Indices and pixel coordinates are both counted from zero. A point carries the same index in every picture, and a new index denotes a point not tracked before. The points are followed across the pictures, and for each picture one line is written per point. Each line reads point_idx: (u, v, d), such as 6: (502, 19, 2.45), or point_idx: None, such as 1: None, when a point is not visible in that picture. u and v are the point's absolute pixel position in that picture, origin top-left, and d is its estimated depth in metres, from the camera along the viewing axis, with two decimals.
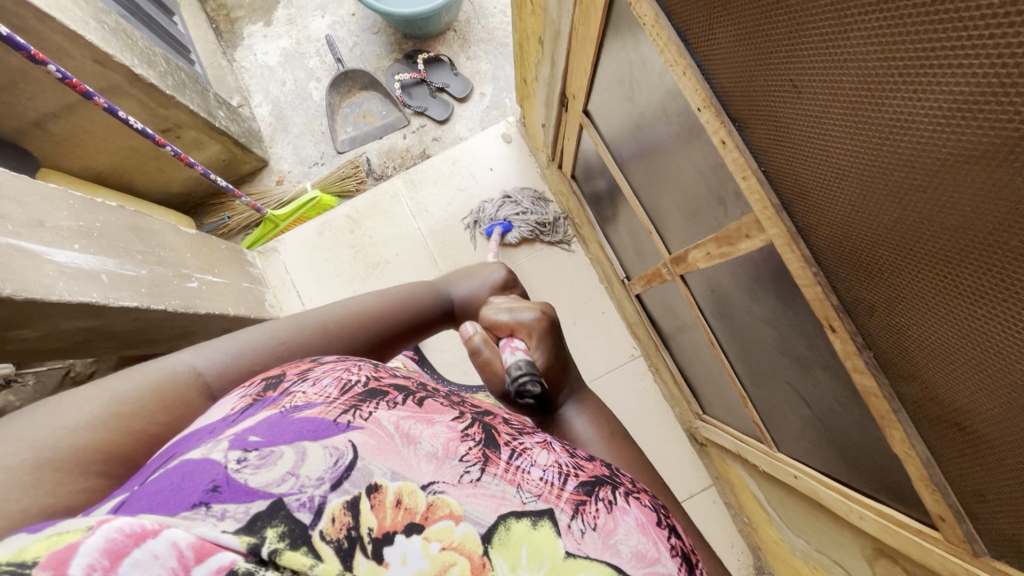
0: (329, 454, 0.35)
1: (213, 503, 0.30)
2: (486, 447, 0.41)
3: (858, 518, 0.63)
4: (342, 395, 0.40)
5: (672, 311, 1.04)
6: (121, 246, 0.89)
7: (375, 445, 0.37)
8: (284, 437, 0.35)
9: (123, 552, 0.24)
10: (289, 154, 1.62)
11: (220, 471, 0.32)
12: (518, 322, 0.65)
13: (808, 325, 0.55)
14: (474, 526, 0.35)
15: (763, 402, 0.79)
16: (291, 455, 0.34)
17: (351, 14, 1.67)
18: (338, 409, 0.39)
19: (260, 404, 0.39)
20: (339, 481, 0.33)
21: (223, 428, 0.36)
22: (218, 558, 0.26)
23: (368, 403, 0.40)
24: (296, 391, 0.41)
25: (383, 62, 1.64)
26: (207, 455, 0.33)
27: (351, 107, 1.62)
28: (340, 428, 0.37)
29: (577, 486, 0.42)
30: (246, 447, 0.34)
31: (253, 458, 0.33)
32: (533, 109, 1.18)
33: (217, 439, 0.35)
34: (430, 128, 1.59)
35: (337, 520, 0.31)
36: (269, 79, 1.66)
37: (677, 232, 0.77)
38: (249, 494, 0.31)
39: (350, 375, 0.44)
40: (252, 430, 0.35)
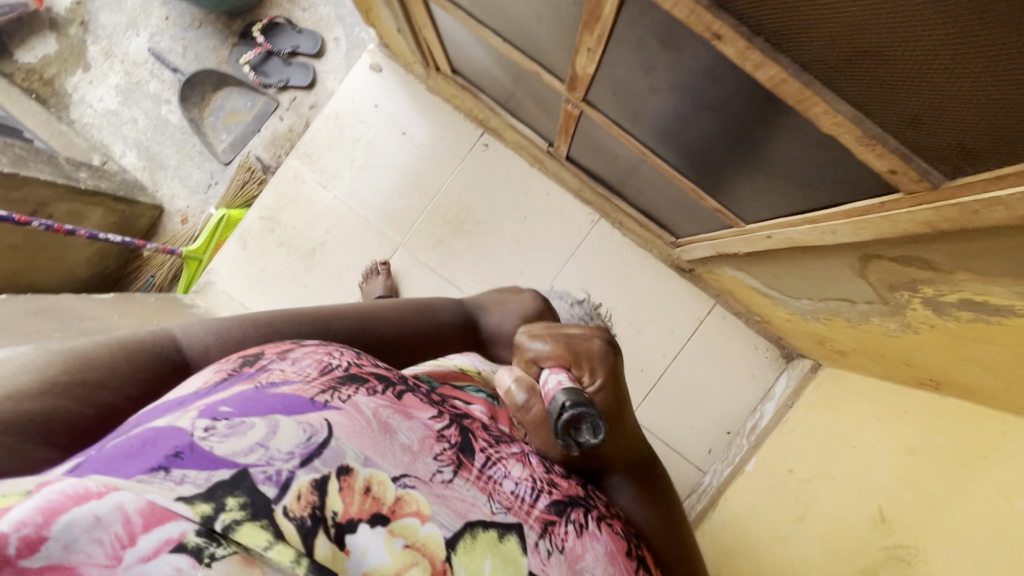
0: (301, 430, 0.34)
1: (172, 468, 0.29)
2: (462, 451, 0.42)
3: (833, 233, 0.62)
4: (319, 375, 0.39)
5: (603, 151, 1.00)
6: (32, 330, 0.83)
7: (350, 427, 0.36)
8: (257, 411, 0.34)
9: (60, 510, 0.24)
10: (180, 188, 1.51)
11: (184, 438, 0.31)
12: (568, 338, 0.54)
13: (703, 59, 0.51)
14: (440, 529, 0.36)
15: (711, 182, 0.76)
16: (262, 427, 0.33)
17: (165, 19, 1.52)
18: (316, 388, 0.38)
19: (234, 380, 0.37)
20: (309, 457, 0.33)
21: (193, 400, 0.35)
22: (167, 529, 0.26)
23: (346, 387, 0.39)
24: (272, 368, 0.39)
25: (223, 53, 1.50)
26: (172, 423, 0.32)
27: (215, 113, 1.50)
28: (315, 406, 0.36)
29: (547, 504, 0.43)
30: (214, 416, 0.33)
31: (220, 426, 0.32)
32: (380, 18, 1.09)
33: (185, 408, 0.34)
34: (301, 98, 1.48)
35: (302, 497, 0.31)
36: (120, 124, 1.52)
37: (559, 54, 0.72)
38: (213, 464, 0.30)
39: (330, 358, 0.42)
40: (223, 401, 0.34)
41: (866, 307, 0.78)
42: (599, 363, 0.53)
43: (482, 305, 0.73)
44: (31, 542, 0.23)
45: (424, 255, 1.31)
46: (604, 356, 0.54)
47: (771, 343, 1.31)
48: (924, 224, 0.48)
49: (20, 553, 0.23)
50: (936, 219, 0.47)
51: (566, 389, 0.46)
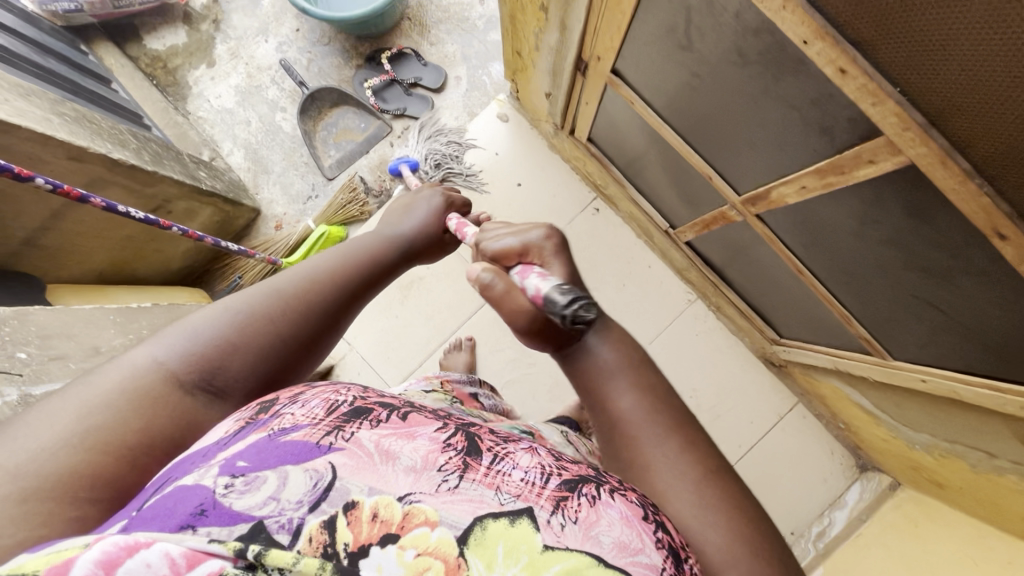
0: (308, 477, 0.36)
1: (199, 526, 0.32)
2: (468, 455, 0.39)
3: (1020, 407, 0.63)
4: (327, 415, 0.40)
5: (737, 250, 1.01)
6: None
7: (353, 465, 0.37)
8: (268, 464, 0.36)
9: (116, 563, 0.26)
10: (280, 194, 1.53)
11: (208, 495, 0.34)
12: (527, 241, 0.59)
13: (954, 238, 0.52)
14: (450, 530, 0.34)
15: (871, 315, 0.77)
16: (273, 480, 0.35)
17: (296, 30, 1.55)
18: (322, 431, 0.39)
19: (248, 430, 0.39)
20: (317, 502, 0.34)
21: (215, 451, 0.38)
22: (208, 566, 0.28)
23: (351, 423, 0.40)
24: (285, 413, 0.40)
25: (346, 72, 1.53)
26: (198, 480, 0.35)
27: (327, 128, 1.53)
28: (320, 450, 0.37)
29: (560, 483, 0.38)
30: (233, 472, 0.35)
31: (238, 482, 0.35)
32: (532, 80, 1.12)
33: (208, 463, 0.36)
34: (415, 128, 1.51)
35: (314, 540, 0.33)
36: (233, 124, 1.55)
37: (750, 173, 0.74)
38: (232, 519, 0.33)
39: (337, 395, 0.42)
40: (241, 455, 0.36)
41: (1006, 463, 0.78)
42: (548, 247, 0.59)
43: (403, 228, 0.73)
44: None
45: None
46: (549, 239, 0.59)
47: (846, 449, 1.31)
48: None
49: None
50: None
51: (554, 287, 0.53)
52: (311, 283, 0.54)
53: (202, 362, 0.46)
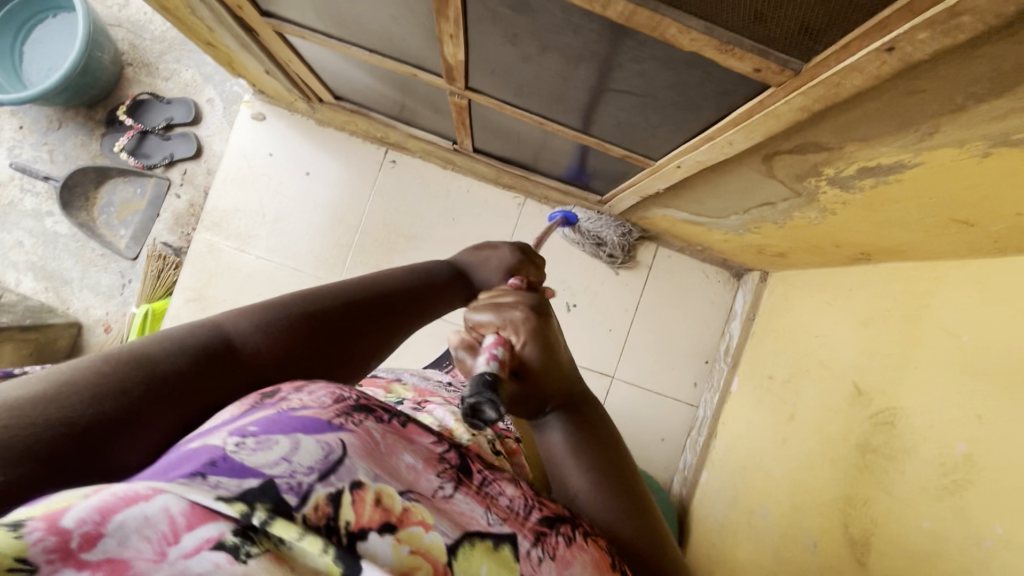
0: (319, 447, 0.30)
1: (208, 475, 0.25)
2: (461, 472, 0.37)
3: (730, 143, 0.64)
4: (334, 401, 0.35)
5: (502, 132, 1.00)
6: None
7: (361, 444, 0.32)
8: (278, 427, 0.30)
9: (114, 509, 0.22)
10: (92, 297, 1.41)
11: (215, 451, 0.27)
12: (497, 319, 0.55)
13: (554, 12, 0.51)
14: (441, 536, 0.31)
15: (607, 130, 0.78)
16: (283, 443, 0.29)
17: (19, 128, 1.42)
18: (333, 410, 0.33)
19: (255, 407, 0.32)
20: (325, 473, 0.28)
21: (216, 427, 0.30)
22: (207, 530, 0.23)
23: (358, 412, 0.35)
24: (288, 396, 0.34)
25: (94, 146, 1.41)
26: (201, 439, 0.28)
27: (104, 210, 1.41)
28: (332, 426, 0.32)
29: (540, 517, 0.39)
30: (241, 434, 0.29)
31: (242, 440, 0.28)
32: (243, 65, 1.06)
33: (201, 437, 0.29)
34: (192, 168, 1.41)
35: (317, 508, 0.27)
36: (5, 252, 1.40)
37: (425, 50, 0.72)
38: (243, 472, 0.26)
39: (340, 388, 0.37)
40: (247, 422, 0.30)
41: (785, 204, 0.81)
42: (524, 326, 0.54)
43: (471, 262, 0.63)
44: (91, 537, 0.21)
45: None
46: (526, 320, 0.54)
47: (717, 265, 1.35)
48: (801, 109, 0.51)
49: (82, 547, 0.21)
50: (809, 101, 0.49)
51: (480, 375, 0.46)
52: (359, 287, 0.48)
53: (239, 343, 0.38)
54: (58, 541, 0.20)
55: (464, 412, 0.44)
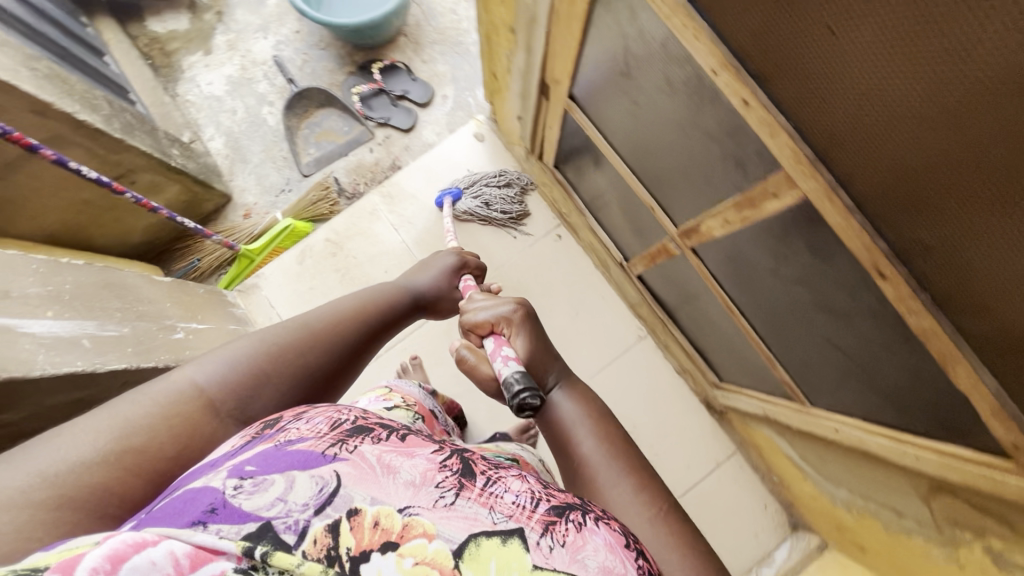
0: (314, 482, 0.38)
1: (209, 522, 0.35)
2: (463, 474, 0.42)
3: (914, 459, 0.63)
4: (331, 430, 0.43)
5: (679, 284, 1.03)
6: (97, 307, 0.81)
7: (356, 475, 0.39)
8: (276, 467, 0.39)
9: (123, 558, 0.30)
10: (252, 184, 1.54)
11: (217, 495, 0.37)
12: (497, 315, 0.65)
13: (849, 278, 0.54)
14: (446, 543, 0.37)
15: (792, 358, 0.78)
16: (280, 483, 0.38)
17: (295, 32, 1.61)
18: (327, 442, 0.42)
19: (258, 440, 0.43)
20: (322, 506, 0.37)
21: (225, 460, 0.41)
22: (211, 566, 0.32)
23: (354, 438, 0.42)
24: (290, 428, 0.43)
25: (337, 77, 1.58)
26: (209, 483, 0.38)
27: (310, 127, 1.56)
28: (326, 458, 0.40)
29: (549, 507, 0.41)
30: (242, 475, 0.38)
31: (248, 484, 0.37)
32: (505, 102, 1.16)
33: (218, 469, 0.40)
34: (396, 138, 1.54)
35: (318, 541, 0.35)
36: (219, 112, 1.57)
37: (684, 205, 0.77)
38: (243, 517, 0.35)
39: (340, 414, 0.45)
40: (249, 461, 0.39)
41: (912, 525, 0.78)
42: (519, 323, 0.64)
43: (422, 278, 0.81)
44: None
45: None
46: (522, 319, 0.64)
47: None
48: None
49: None
50: None
51: (515, 372, 0.58)
52: (334, 321, 0.64)
53: (236, 389, 0.53)
54: None
55: (513, 405, 0.57)
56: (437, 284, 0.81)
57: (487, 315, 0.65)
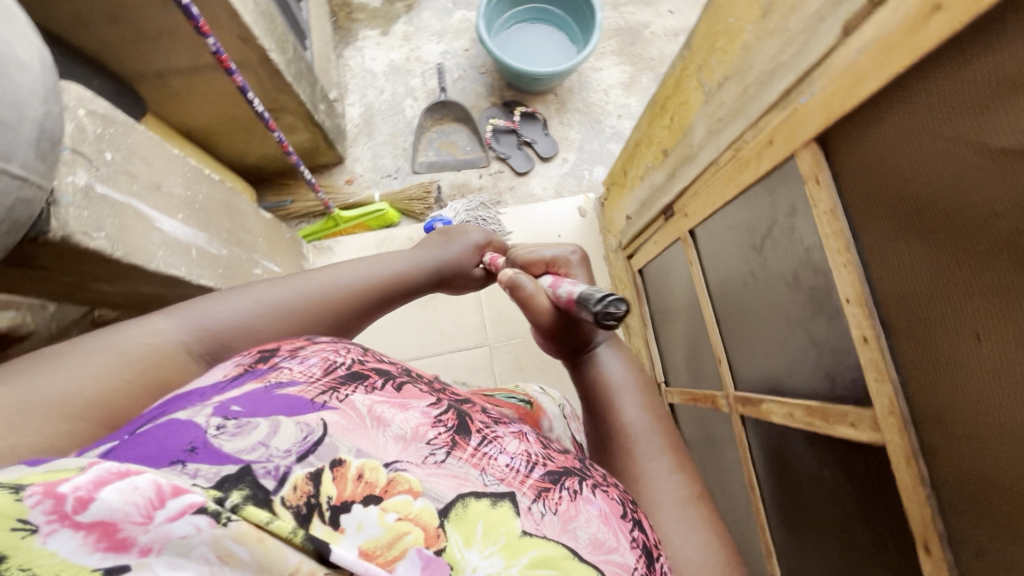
0: (299, 430, 0.38)
1: (188, 462, 0.34)
2: (457, 433, 0.44)
3: None
4: (324, 375, 0.44)
5: (708, 434, 1.04)
6: (213, 223, 0.88)
7: (344, 425, 0.40)
8: (262, 411, 0.38)
9: (106, 481, 0.27)
10: (366, 158, 1.64)
11: (200, 434, 0.36)
12: (554, 256, 0.73)
13: (889, 531, 0.55)
14: (431, 502, 0.37)
15: (792, 563, 0.77)
16: (264, 427, 0.37)
17: (464, 49, 1.74)
18: (318, 388, 0.43)
19: (248, 378, 0.43)
20: (305, 453, 0.36)
21: (212, 394, 0.41)
22: (186, 499, 0.28)
23: (347, 386, 0.44)
24: (283, 366, 0.45)
25: (481, 102, 1.69)
26: (192, 419, 0.37)
27: (439, 133, 1.66)
28: (315, 406, 0.40)
29: (543, 474, 0.44)
30: (226, 415, 0.37)
31: (231, 424, 0.37)
32: (622, 198, 1.22)
33: (204, 404, 0.39)
34: (506, 176, 1.63)
35: (299, 488, 0.34)
36: (368, 86, 1.70)
37: (752, 377, 0.79)
38: (221, 459, 0.34)
39: (336, 357, 0.47)
40: (235, 402, 0.39)
41: None
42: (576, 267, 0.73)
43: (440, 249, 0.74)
44: (83, 501, 0.26)
45: (499, 370, 1.32)
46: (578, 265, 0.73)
47: None
48: None
49: (74, 510, 0.25)
50: None
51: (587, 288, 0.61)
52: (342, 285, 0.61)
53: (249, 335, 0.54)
54: (55, 504, 0.25)
55: (596, 312, 0.56)
56: (461, 259, 0.76)
57: (549, 252, 0.73)
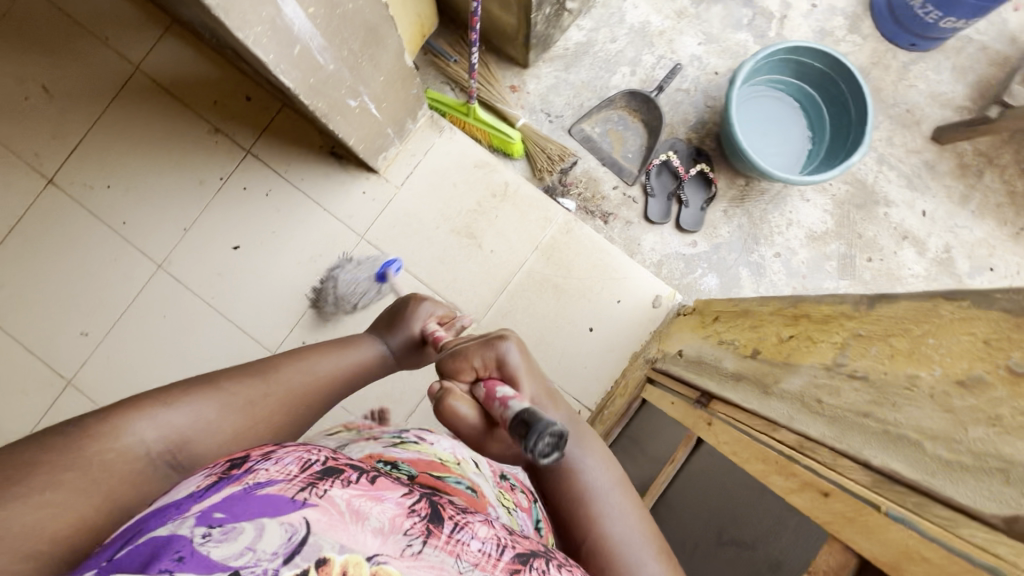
0: (284, 529, 0.36)
1: (174, 573, 0.33)
2: (430, 520, 0.42)
3: None
4: (301, 471, 0.41)
5: None
6: (344, 38, 0.81)
7: (327, 523, 0.38)
8: (246, 511, 0.37)
9: None
10: (545, 84, 1.51)
11: (185, 544, 0.34)
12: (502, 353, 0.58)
13: None
14: None
15: None
16: (248, 531, 0.36)
17: (714, 72, 1.53)
18: (296, 485, 0.39)
19: (224, 480, 0.39)
20: (291, 555, 0.35)
21: (188, 504, 0.38)
22: None
23: (324, 481, 0.41)
24: (258, 467, 0.40)
25: (679, 129, 1.52)
26: (172, 532, 0.35)
27: (619, 120, 1.52)
28: (296, 504, 0.38)
29: (513, 555, 0.44)
30: (208, 522, 0.36)
31: (216, 530, 0.35)
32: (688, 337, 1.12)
33: (182, 517, 0.36)
34: (633, 208, 1.49)
35: None
36: (608, 26, 1.53)
37: None
38: (209, 569, 0.33)
39: (310, 454, 0.43)
40: (216, 506, 0.37)
41: None
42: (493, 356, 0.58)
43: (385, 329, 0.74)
44: None
45: None
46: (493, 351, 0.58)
47: None
48: None
49: None
50: None
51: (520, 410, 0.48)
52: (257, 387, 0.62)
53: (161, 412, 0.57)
54: None
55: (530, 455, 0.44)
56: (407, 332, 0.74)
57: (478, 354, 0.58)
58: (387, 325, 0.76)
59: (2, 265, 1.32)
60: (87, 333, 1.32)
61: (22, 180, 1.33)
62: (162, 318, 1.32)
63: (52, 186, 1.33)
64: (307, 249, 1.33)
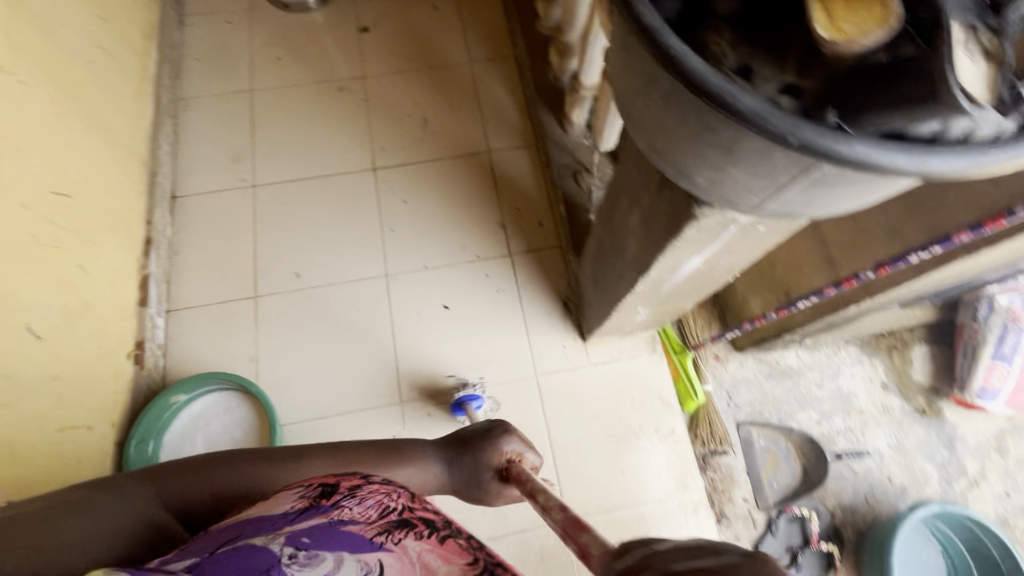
0: (359, 566, 0.54)
1: None
2: None
3: None
4: (377, 518, 0.61)
5: None
6: (684, 282, 0.98)
7: (397, 567, 0.55)
8: (325, 544, 0.56)
9: None
10: (742, 374, 1.63)
11: (272, 561, 0.53)
12: None
13: None
14: None
15: None
16: (325, 560, 0.54)
17: (887, 477, 1.56)
18: (373, 529, 0.59)
19: (314, 509, 0.61)
20: None
21: (283, 522, 0.59)
22: None
23: (398, 530, 0.60)
24: (343, 505, 0.62)
25: (829, 498, 1.52)
26: (266, 545, 0.55)
27: (783, 449, 1.57)
28: (372, 545, 0.57)
29: None
30: (296, 544, 0.55)
31: (302, 555, 0.54)
32: None
33: (274, 532, 0.58)
34: (749, 530, 1.47)
35: None
36: (821, 372, 1.64)
37: None
38: None
39: (389, 502, 0.64)
40: (304, 535, 0.57)
41: None
42: None
43: (459, 449, 0.83)
44: None
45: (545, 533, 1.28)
46: None
47: None
48: None
49: None
50: None
51: None
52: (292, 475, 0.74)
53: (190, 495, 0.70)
54: None
55: None
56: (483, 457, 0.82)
57: None
58: (463, 444, 0.84)
59: (297, 191, 1.61)
60: (299, 276, 1.51)
61: (357, 155, 1.66)
62: (353, 309, 1.48)
63: (372, 172, 1.64)
64: (488, 350, 1.46)
